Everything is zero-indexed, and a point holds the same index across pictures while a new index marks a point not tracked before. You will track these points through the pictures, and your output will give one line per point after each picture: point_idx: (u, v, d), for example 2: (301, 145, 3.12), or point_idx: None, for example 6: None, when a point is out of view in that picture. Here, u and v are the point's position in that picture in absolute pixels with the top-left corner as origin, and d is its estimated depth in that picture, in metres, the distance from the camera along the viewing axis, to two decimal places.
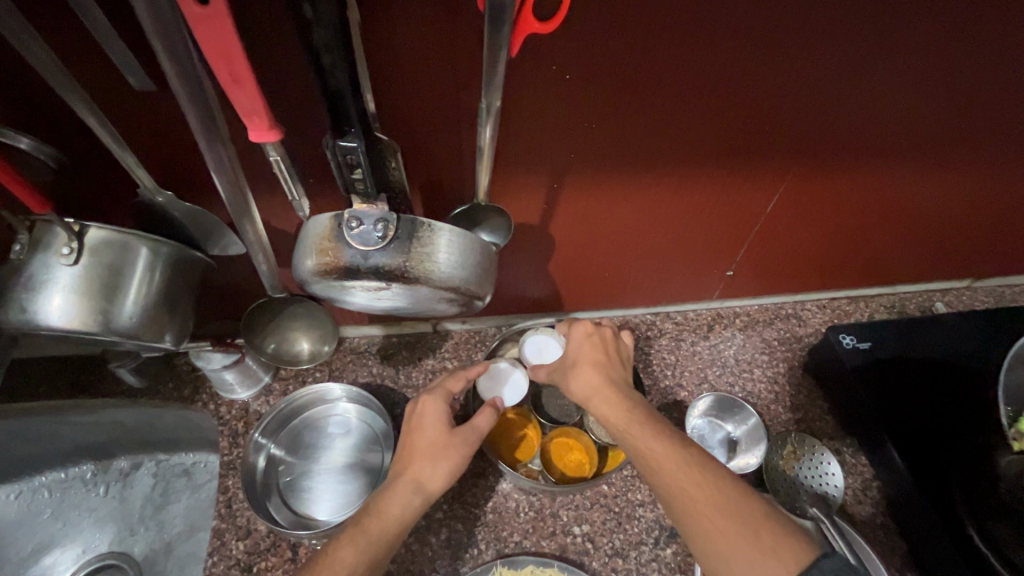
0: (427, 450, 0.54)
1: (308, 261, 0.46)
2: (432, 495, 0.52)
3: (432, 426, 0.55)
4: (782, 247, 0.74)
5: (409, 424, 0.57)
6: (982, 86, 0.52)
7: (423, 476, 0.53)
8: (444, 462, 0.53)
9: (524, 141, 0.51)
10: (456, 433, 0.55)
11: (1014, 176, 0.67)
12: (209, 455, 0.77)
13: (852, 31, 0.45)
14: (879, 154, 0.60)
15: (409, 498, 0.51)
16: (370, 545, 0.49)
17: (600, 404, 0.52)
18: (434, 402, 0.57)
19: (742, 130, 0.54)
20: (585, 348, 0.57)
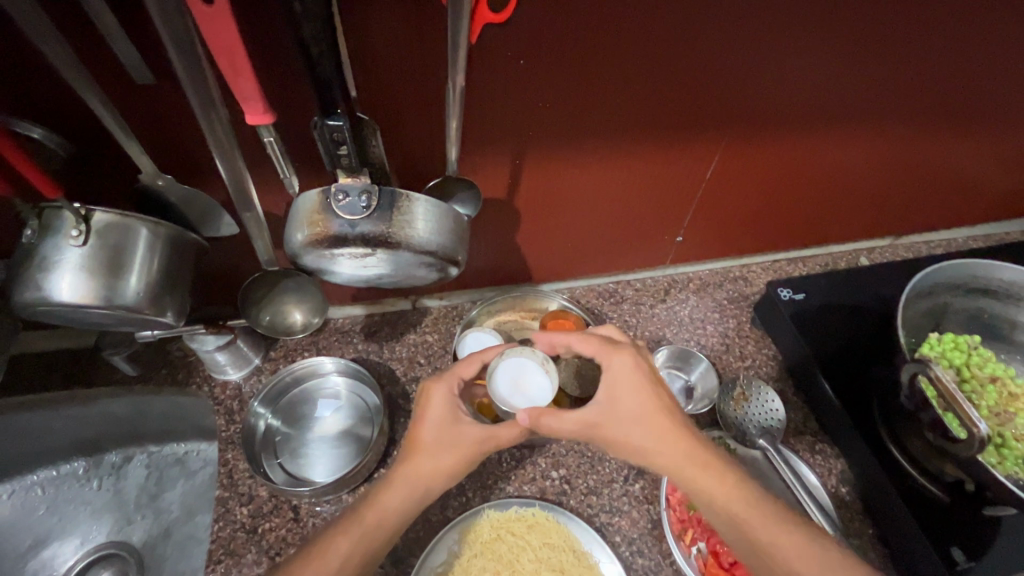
0: (432, 445, 0.57)
1: (300, 233, 0.51)
2: (430, 490, 0.56)
3: (437, 417, 0.58)
4: (724, 213, 0.83)
5: (418, 413, 0.59)
6: (873, 59, 0.62)
7: (421, 469, 0.56)
8: (445, 459, 0.57)
9: (487, 121, 0.57)
10: (463, 430, 0.58)
11: (914, 140, 0.77)
12: (203, 444, 0.81)
13: (758, 15, 0.54)
14: (798, 124, 0.69)
15: (406, 494, 0.56)
16: (364, 537, 0.55)
17: (665, 451, 0.55)
18: (442, 395, 0.60)
19: (678, 104, 0.62)
20: (637, 380, 0.58)
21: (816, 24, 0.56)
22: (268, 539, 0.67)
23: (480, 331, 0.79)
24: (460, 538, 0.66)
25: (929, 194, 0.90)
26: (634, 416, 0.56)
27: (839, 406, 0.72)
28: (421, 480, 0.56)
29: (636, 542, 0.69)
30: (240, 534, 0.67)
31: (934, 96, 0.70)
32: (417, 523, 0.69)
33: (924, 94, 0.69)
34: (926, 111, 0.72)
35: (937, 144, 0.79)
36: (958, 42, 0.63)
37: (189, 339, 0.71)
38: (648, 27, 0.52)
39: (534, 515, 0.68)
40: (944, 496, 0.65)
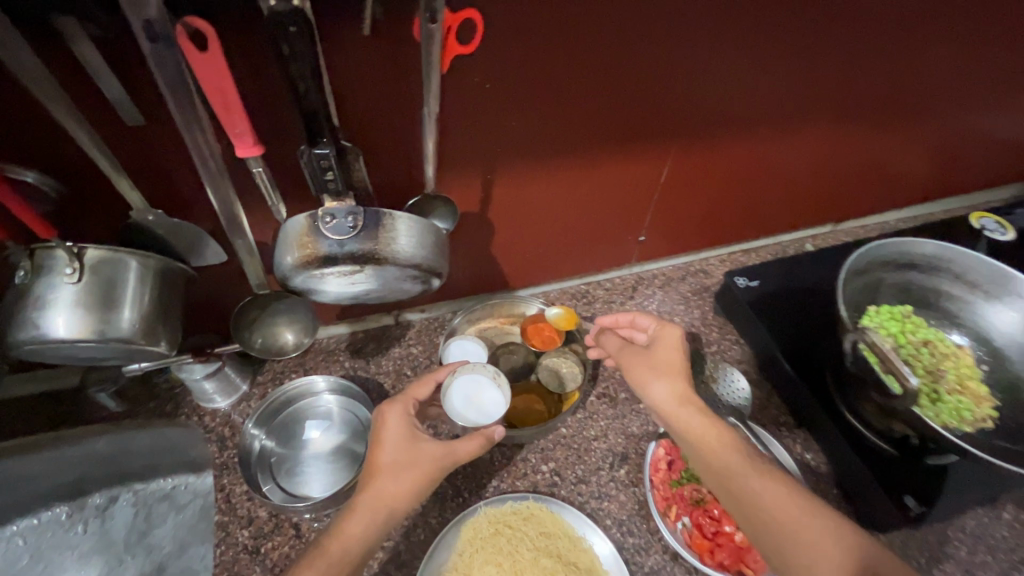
0: (392, 464, 0.60)
1: (290, 256, 0.55)
2: (395, 512, 0.58)
3: (393, 439, 0.61)
4: (681, 212, 0.89)
5: (376, 438, 0.63)
6: (797, 64, 0.70)
7: (386, 491, 0.58)
8: (407, 477, 0.59)
9: (459, 141, 0.62)
10: (421, 447, 0.61)
11: (842, 134, 0.86)
12: None
13: (695, 31, 0.60)
14: (740, 125, 0.76)
15: (372, 518, 0.57)
16: (333, 566, 0.54)
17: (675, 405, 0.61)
18: (397, 415, 0.64)
19: (630, 114, 0.68)
20: (669, 351, 0.65)
21: (746, 36, 0.63)
22: (271, 557, 0.68)
23: (463, 339, 0.83)
24: (459, 537, 0.69)
25: (861, 182, 0.99)
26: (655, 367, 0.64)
27: (797, 380, 0.79)
28: (381, 499, 0.58)
29: (626, 523, 0.73)
30: (243, 555, 0.68)
31: (854, 93, 0.78)
32: (417, 529, 0.71)
33: (844, 93, 0.78)
34: (850, 107, 0.81)
35: (862, 136, 0.88)
36: (868, 44, 0.71)
37: (177, 368, 0.72)
38: (599, 46, 0.58)
39: (528, 508, 0.72)
40: (891, 450, 0.71)
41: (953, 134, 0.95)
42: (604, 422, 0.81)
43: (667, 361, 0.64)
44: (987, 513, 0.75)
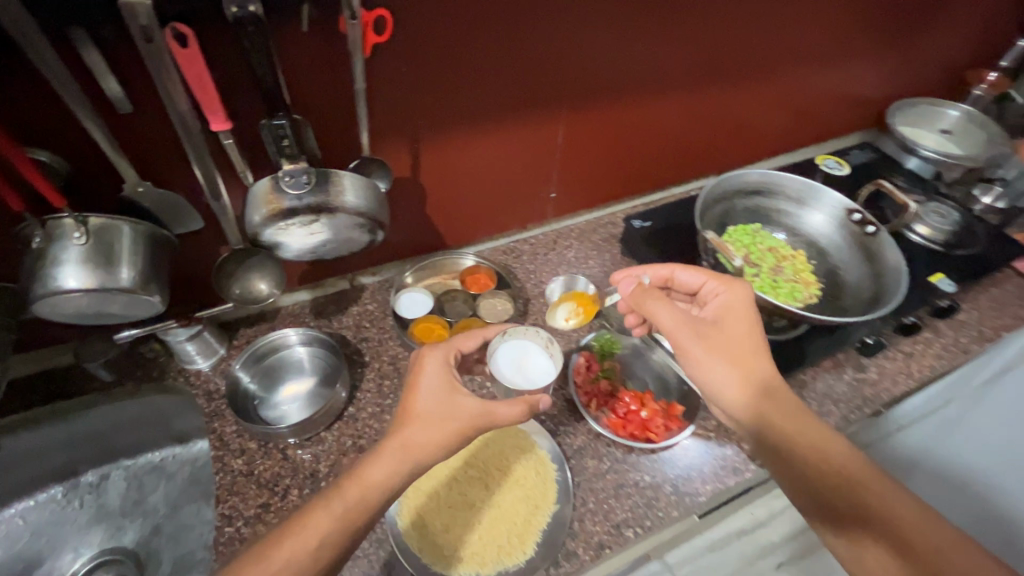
0: (425, 415, 0.68)
1: (258, 212, 0.69)
2: (420, 461, 0.66)
3: (427, 391, 0.70)
4: (582, 172, 1.09)
5: (412, 380, 0.72)
6: (648, 40, 0.91)
7: (413, 436, 0.67)
8: (434, 427, 0.68)
9: (387, 115, 0.78)
10: (459, 404, 0.70)
11: (700, 97, 1.08)
12: (176, 448, 0.90)
13: (556, 17, 0.80)
14: (613, 93, 0.96)
15: (397, 463, 0.65)
16: (346, 504, 0.62)
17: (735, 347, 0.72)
18: (434, 362, 0.73)
19: (521, 87, 0.86)
20: (735, 306, 0.75)
21: (603, 19, 0.84)
22: (264, 476, 0.80)
23: (410, 292, 0.99)
24: None
25: (728, 138, 1.22)
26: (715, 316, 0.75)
27: None
28: (406, 444, 0.66)
29: (558, 417, 0.89)
30: (238, 478, 0.80)
31: (696, 61, 1.00)
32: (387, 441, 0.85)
33: (692, 62, 1.00)
34: (699, 74, 1.03)
35: (716, 98, 1.11)
36: (696, 22, 0.94)
37: (163, 333, 0.84)
38: (490, 34, 0.77)
39: None
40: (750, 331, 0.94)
41: (787, 93, 1.20)
42: None
43: (731, 318, 0.74)
44: (832, 375, 0.98)
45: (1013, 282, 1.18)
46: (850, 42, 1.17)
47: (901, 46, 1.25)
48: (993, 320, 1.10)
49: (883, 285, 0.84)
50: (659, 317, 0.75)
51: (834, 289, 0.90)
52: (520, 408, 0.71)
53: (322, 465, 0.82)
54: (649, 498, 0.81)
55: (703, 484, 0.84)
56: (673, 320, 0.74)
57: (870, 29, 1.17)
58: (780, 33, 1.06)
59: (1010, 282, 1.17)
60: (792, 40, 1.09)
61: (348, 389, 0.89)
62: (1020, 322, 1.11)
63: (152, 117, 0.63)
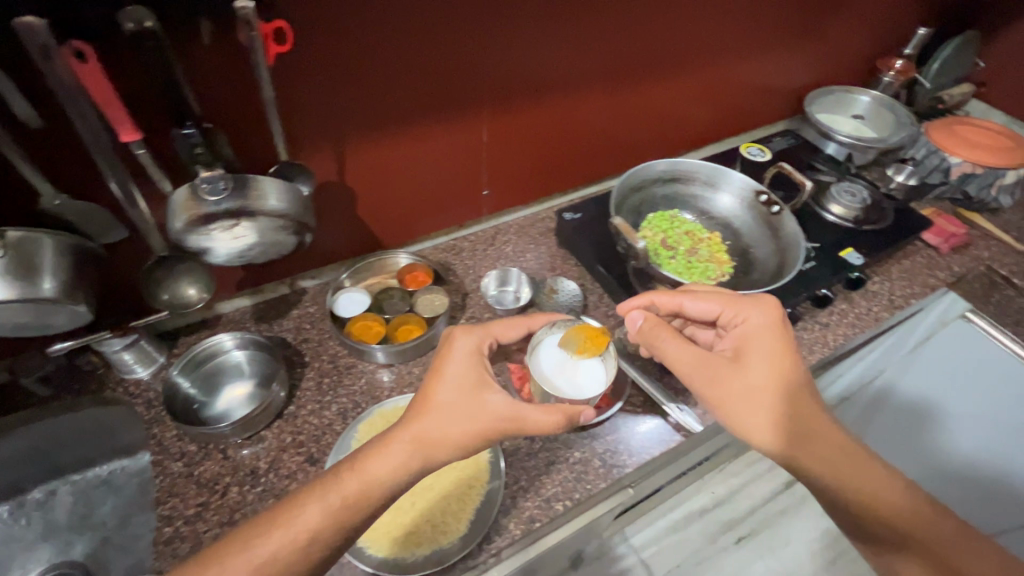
0: (444, 408, 0.71)
1: (179, 219, 0.72)
2: (430, 455, 0.69)
3: (450, 387, 0.73)
4: (513, 169, 1.13)
5: (435, 367, 0.75)
6: (558, 41, 0.96)
7: (427, 428, 0.70)
8: (450, 421, 0.70)
9: (304, 120, 0.82)
10: (483, 403, 0.71)
11: (619, 93, 1.14)
12: (124, 460, 0.93)
13: (462, 23, 0.84)
14: (531, 92, 1.01)
15: (410, 456, 0.68)
16: (345, 496, 0.66)
17: (764, 363, 0.72)
18: (461, 353, 0.75)
19: (437, 89, 0.90)
20: (764, 323, 0.75)
21: (510, 22, 0.89)
22: (204, 476, 0.82)
23: (349, 292, 1.02)
24: (359, 430, 0.87)
25: (654, 130, 1.28)
26: (751, 333, 0.74)
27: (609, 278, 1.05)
28: (422, 438, 0.69)
29: None
30: (178, 480, 0.82)
31: (610, 59, 1.06)
32: (326, 435, 0.88)
33: (605, 60, 1.06)
34: (615, 72, 1.09)
35: (636, 94, 1.17)
36: (604, 22, 0.99)
37: (97, 344, 0.86)
38: (399, 41, 0.81)
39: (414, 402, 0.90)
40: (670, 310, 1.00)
41: (704, 86, 1.27)
42: None
43: (756, 335, 0.74)
44: None
45: (922, 253, 1.26)
46: (760, 36, 1.25)
47: (810, 38, 1.33)
48: (901, 289, 1.18)
49: (784, 265, 0.91)
50: (667, 351, 0.75)
51: (746, 266, 0.96)
52: (551, 418, 0.72)
53: (261, 463, 0.84)
54: (579, 472, 0.86)
55: (629, 456, 0.88)
56: (681, 351, 0.75)
57: (777, 22, 1.24)
58: (689, 30, 1.12)
59: (919, 254, 1.26)
60: (702, 36, 1.15)
61: (287, 387, 0.92)
62: (928, 290, 1.19)
63: (61, 130, 0.66)
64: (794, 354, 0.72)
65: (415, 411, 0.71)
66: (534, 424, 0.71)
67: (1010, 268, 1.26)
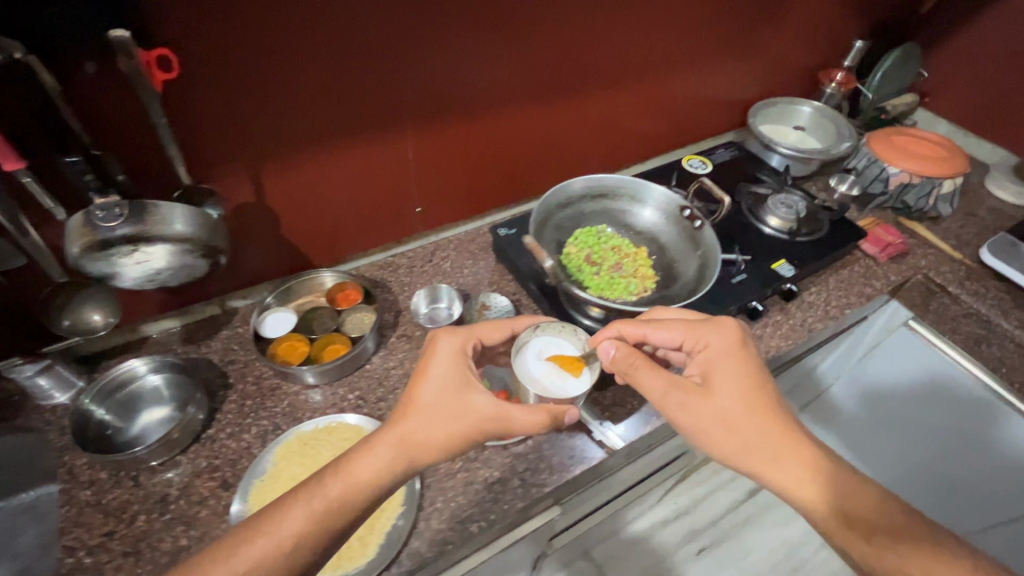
0: (427, 409, 0.72)
1: (74, 247, 0.71)
2: (415, 455, 0.70)
3: (433, 390, 0.74)
4: (445, 186, 1.14)
5: (419, 369, 0.76)
6: (478, 59, 0.97)
7: (412, 430, 0.71)
8: (433, 422, 0.71)
9: (211, 142, 0.81)
10: (468, 402, 0.73)
11: (550, 109, 1.15)
12: (50, 484, 0.88)
13: (369, 44, 0.85)
14: (455, 108, 1.01)
15: (394, 458, 0.69)
16: (330, 502, 0.66)
17: (735, 388, 0.72)
18: (446, 352, 0.77)
19: (351, 110, 0.91)
20: (729, 343, 0.76)
21: (423, 42, 0.89)
22: (112, 504, 0.81)
23: (276, 312, 1.02)
24: (274, 454, 0.85)
25: (592, 144, 1.29)
26: (717, 353, 0.76)
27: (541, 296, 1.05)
28: (406, 440, 0.70)
29: None
30: (85, 509, 0.80)
31: (535, 76, 1.07)
32: (243, 459, 0.87)
33: (531, 76, 1.06)
34: (543, 88, 1.10)
35: (568, 110, 1.18)
36: (523, 41, 1.00)
37: (6, 371, 0.85)
38: (305, 62, 0.81)
39: (333, 423, 0.89)
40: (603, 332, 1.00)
41: (642, 100, 1.28)
42: (401, 355, 1.03)
43: (721, 358, 0.75)
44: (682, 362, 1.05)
45: (860, 263, 1.27)
46: (695, 50, 1.26)
47: (746, 51, 1.35)
48: (837, 299, 1.19)
49: (702, 279, 0.93)
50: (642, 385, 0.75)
51: (669, 280, 0.97)
52: (537, 417, 0.74)
53: (173, 489, 0.83)
54: (496, 492, 0.86)
55: (549, 475, 0.88)
56: (654, 383, 0.74)
57: (712, 37, 1.26)
58: (618, 46, 1.13)
59: (857, 264, 1.27)
60: (632, 52, 1.16)
61: (206, 411, 0.91)
62: (863, 299, 1.20)
63: None
64: (759, 374, 0.73)
65: (398, 418, 0.72)
66: (518, 426, 0.73)
67: (945, 276, 1.27)
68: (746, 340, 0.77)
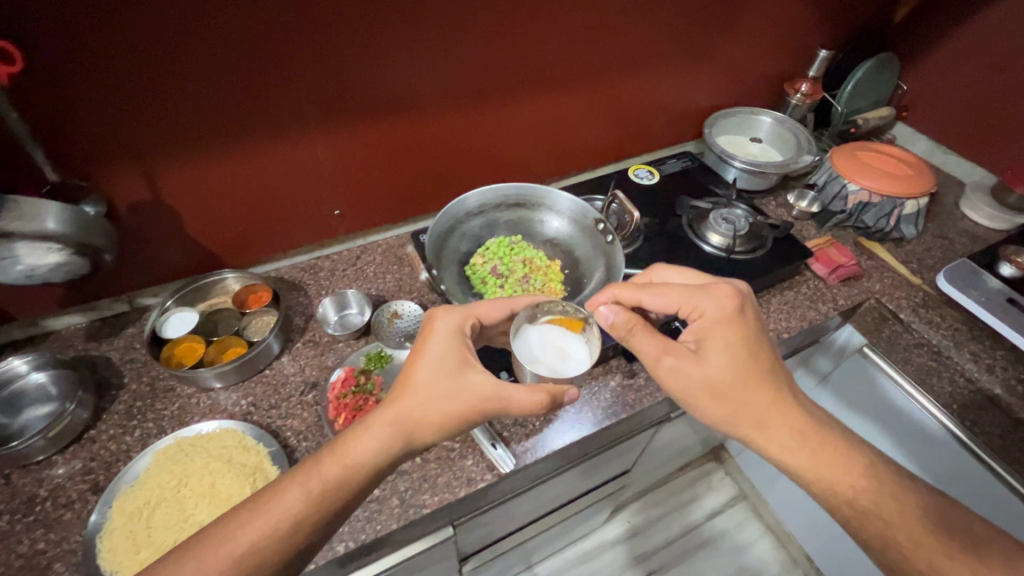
0: (423, 386, 0.71)
1: None
2: (416, 431, 0.69)
3: (428, 369, 0.73)
4: (365, 188, 1.11)
5: (415, 348, 0.75)
6: (391, 62, 0.93)
7: (409, 408, 0.70)
8: (430, 400, 0.70)
9: (90, 139, 0.79)
10: (465, 383, 0.72)
11: (478, 113, 1.11)
12: None
13: (257, 43, 0.81)
14: (366, 109, 0.98)
15: (391, 436, 0.68)
16: (327, 479, 0.65)
17: (732, 350, 0.73)
18: (441, 334, 0.76)
19: (247, 110, 0.88)
20: (722, 305, 0.76)
21: (324, 40, 0.86)
22: None
23: (181, 312, 0.99)
24: (151, 459, 0.82)
25: (529, 149, 1.25)
26: (715, 321, 0.75)
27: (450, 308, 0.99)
28: (404, 418, 0.70)
29: (304, 432, 0.90)
30: None
31: (457, 80, 1.03)
32: (120, 462, 0.85)
33: (453, 79, 1.02)
34: (468, 92, 1.06)
35: (500, 115, 1.14)
36: (438, 43, 0.95)
37: None
38: (192, 59, 0.78)
39: (216, 430, 0.87)
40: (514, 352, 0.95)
41: (584, 106, 1.23)
42: (302, 362, 1.00)
43: (720, 322, 0.75)
44: (596, 383, 1.00)
45: (809, 284, 1.20)
46: (642, 56, 1.20)
47: (701, 58, 1.28)
48: (777, 322, 1.12)
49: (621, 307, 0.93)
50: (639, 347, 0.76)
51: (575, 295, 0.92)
52: (533, 399, 0.71)
53: (43, 489, 0.81)
54: (372, 511, 0.82)
55: (430, 496, 0.84)
56: (650, 345, 0.76)
57: (660, 42, 1.19)
58: (552, 50, 1.08)
59: (805, 285, 1.20)
60: (569, 56, 1.11)
61: (91, 409, 0.89)
62: (805, 324, 1.13)
63: None
64: (753, 344, 0.73)
65: (394, 395, 0.72)
66: (514, 407, 0.71)
67: (899, 302, 1.19)
68: (742, 305, 0.76)
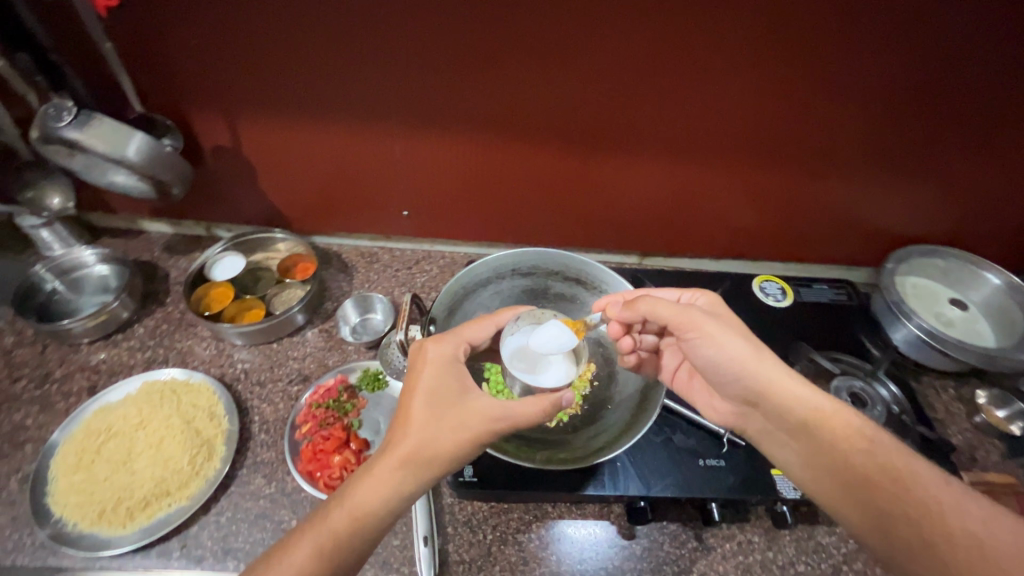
0: (422, 420, 0.60)
1: (33, 132, 0.76)
2: (428, 463, 0.58)
3: (423, 402, 0.61)
4: (442, 197, 1.02)
5: (412, 383, 0.63)
6: (492, 76, 0.80)
7: (416, 446, 0.58)
8: (444, 430, 0.59)
9: (185, 80, 0.81)
10: (473, 406, 0.61)
11: (585, 156, 0.93)
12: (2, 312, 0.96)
13: (349, 27, 0.75)
14: (455, 119, 0.87)
15: (400, 479, 0.57)
16: (332, 541, 0.53)
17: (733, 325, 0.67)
18: (438, 363, 0.64)
19: (330, 89, 0.83)
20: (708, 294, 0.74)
21: (414, 41, 0.76)
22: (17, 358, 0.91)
23: (232, 257, 1.01)
24: (139, 387, 0.87)
25: (639, 213, 1.04)
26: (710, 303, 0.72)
27: None
28: (413, 456, 0.57)
29: (269, 423, 0.86)
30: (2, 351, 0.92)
31: (567, 115, 0.86)
32: (122, 373, 0.90)
33: (562, 112, 0.86)
34: (575, 133, 0.89)
35: (612, 166, 0.95)
36: (552, 70, 0.80)
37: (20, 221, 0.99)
38: (282, 29, 0.75)
39: (199, 383, 0.87)
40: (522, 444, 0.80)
41: (725, 186, 0.98)
42: (309, 348, 0.96)
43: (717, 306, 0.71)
44: (585, 521, 0.81)
45: None
46: (820, 149, 0.90)
47: (917, 175, 0.93)
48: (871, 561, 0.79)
49: (632, 425, 0.78)
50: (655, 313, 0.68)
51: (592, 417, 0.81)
52: (543, 405, 0.63)
53: (59, 370, 0.90)
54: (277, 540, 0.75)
55: None
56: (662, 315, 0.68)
57: (853, 140, 0.88)
58: (697, 113, 0.85)
59: None
60: (713, 125, 0.86)
61: (132, 311, 0.96)
62: None
63: None
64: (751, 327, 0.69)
65: (393, 434, 0.59)
66: (527, 420, 0.62)
67: None
68: None
